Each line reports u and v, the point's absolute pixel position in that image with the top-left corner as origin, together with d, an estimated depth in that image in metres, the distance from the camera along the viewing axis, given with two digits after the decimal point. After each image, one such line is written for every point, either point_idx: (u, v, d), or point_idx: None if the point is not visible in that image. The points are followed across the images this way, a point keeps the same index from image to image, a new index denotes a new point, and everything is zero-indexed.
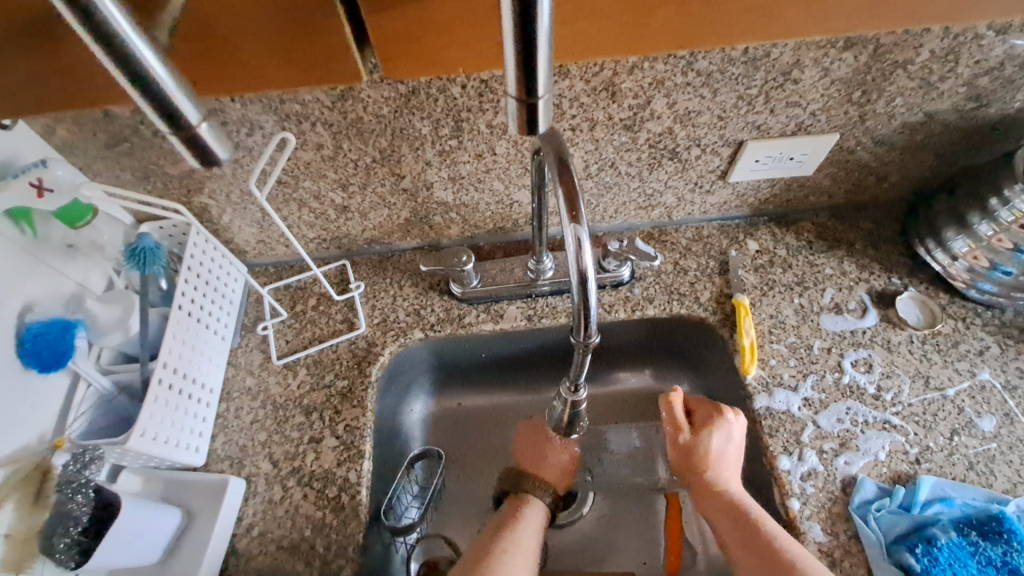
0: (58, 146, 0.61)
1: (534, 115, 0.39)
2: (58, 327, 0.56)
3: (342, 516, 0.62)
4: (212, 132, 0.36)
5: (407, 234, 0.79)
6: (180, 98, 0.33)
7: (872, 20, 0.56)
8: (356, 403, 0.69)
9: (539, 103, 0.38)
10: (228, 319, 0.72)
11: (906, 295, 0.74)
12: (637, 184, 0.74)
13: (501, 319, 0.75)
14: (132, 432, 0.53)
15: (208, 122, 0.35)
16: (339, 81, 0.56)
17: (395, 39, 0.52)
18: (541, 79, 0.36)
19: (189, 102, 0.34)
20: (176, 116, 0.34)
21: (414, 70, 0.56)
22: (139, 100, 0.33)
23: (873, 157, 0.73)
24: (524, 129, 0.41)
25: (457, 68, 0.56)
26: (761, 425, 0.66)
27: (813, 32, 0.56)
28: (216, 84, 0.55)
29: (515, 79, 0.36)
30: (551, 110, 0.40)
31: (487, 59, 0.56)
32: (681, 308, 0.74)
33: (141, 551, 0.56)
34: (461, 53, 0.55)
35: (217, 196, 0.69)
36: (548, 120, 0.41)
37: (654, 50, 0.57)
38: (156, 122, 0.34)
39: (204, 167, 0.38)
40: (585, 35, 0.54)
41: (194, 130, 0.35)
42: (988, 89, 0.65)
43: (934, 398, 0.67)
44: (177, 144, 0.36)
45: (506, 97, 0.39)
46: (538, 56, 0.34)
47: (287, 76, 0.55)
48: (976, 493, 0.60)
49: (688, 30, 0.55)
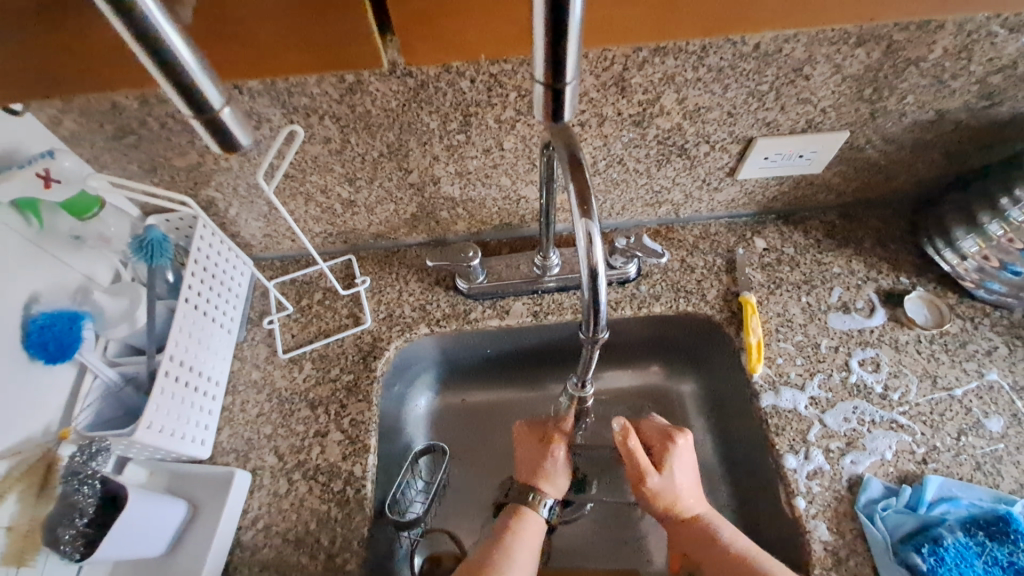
0: (64, 137, 0.61)
1: (561, 103, 0.39)
2: (65, 319, 0.56)
3: (347, 510, 0.62)
4: (234, 116, 0.36)
5: (413, 229, 0.78)
6: (204, 81, 0.33)
7: (890, 13, 0.55)
8: (362, 398, 0.69)
9: (566, 89, 0.38)
10: (234, 312, 0.72)
11: (914, 295, 0.74)
12: (645, 180, 0.73)
13: (507, 315, 0.75)
14: (139, 424, 0.53)
15: (230, 105, 0.36)
16: (354, 67, 0.56)
17: (417, 24, 0.52)
18: (572, 64, 0.36)
19: (212, 87, 0.34)
20: (200, 100, 0.34)
21: (434, 56, 0.55)
22: (162, 81, 0.33)
23: (882, 156, 0.73)
24: (550, 118, 0.41)
25: (479, 53, 0.56)
26: (768, 424, 0.66)
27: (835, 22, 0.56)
28: (227, 67, 0.54)
29: (544, 66, 0.36)
30: (577, 101, 0.40)
31: (506, 45, 0.55)
32: (688, 306, 0.74)
33: (147, 543, 0.56)
34: (482, 37, 0.54)
35: (225, 189, 0.69)
36: (574, 110, 0.41)
37: (679, 36, 0.56)
38: (179, 104, 0.34)
39: (224, 151, 0.38)
40: (611, 22, 0.54)
41: (217, 114, 0.35)
42: (1000, 87, 0.64)
43: (942, 398, 0.67)
44: (197, 126, 0.36)
45: (533, 85, 0.39)
46: (569, 39, 0.34)
47: (299, 62, 0.55)
48: (983, 494, 0.60)
49: (715, 17, 0.54)
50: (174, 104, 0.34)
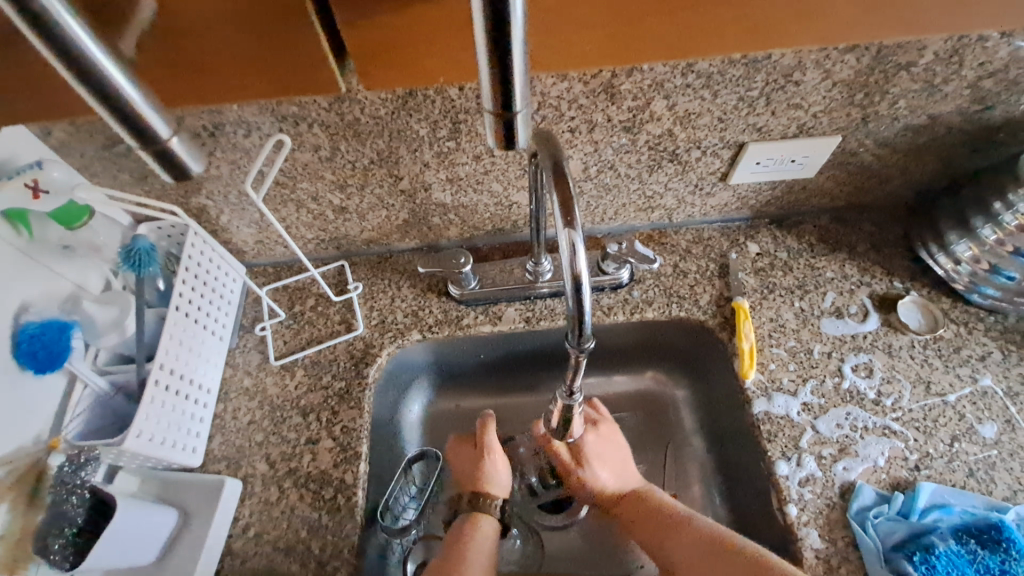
0: (54, 146, 0.61)
1: (513, 131, 0.39)
2: (54, 328, 0.56)
3: (338, 517, 0.62)
4: (183, 145, 0.37)
5: (406, 235, 0.78)
6: (151, 115, 0.34)
7: (861, 28, 0.56)
8: (354, 404, 0.69)
9: (517, 117, 0.38)
10: (226, 319, 0.72)
11: (908, 299, 0.73)
12: (636, 185, 0.73)
13: (499, 321, 0.75)
14: (128, 433, 0.53)
15: (180, 136, 0.37)
16: (316, 92, 0.57)
17: (375, 55, 0.53)
18: (518, 93, 0.36)
19: (159, 119, 0.35)
20: (148, 133, 0.35)
21: (391, 82, 0.56)
22: (108, 118, 0.34)
23: (875, 160, 0.73)
24: (503, 145, 0.41)
25: (437, 79, 0.57)
26: (760, 430, 0.65)
27: (794, 43, 0.57)
28: (195, 94, 0.55)
29: (491, 96, 0.37)
30: (531, 126, 0.40)
31: (464, 70, 0.56)
32: (680, 311, 0.74)
33: (138, 550, 0.56)
34: (439, 65, 0.55)
35: (216, 196, 0.69)
36: (528, 135, 0.41)
37: (634, 60, 0.57)
38: (126, 137, 0.35)
39: (175, 179, 0.39)
40: (567, 47, 0.55)
41: (166, 144, 0.36)
42: (993, 91, 0.64)
43: (935, 403, 0.66)
44: (147, 157, 0.37)
45: (483, 113, 0.39)
46: (513, 65, 0.34)
47: (265, 88, 0.56)
48: (976, 501, 0.60)
49: (670, 40, 0.55)
50: (122, 137, 0.35)
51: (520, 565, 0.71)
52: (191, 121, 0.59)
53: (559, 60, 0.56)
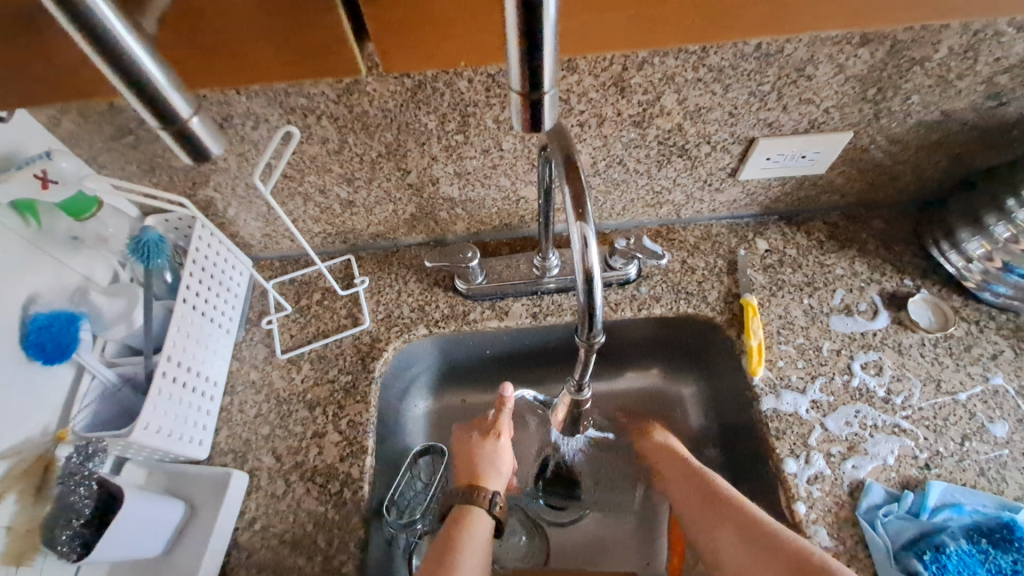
0: (63, 137, 0.61)
1: (539, 113, 0.39)
2: (63, 319, 0.56)
3: (345, 511, 0.62)
4: (203, 125, 0.36)
5: (413, 229, 0.78)
6: (170, 91, 0.33)
7: (879, 14, 0.55)
8: (360, 399, 0.69)
9: (544, 98, 0.37)
10: (232, 312, 0.72)
11: (919, 297, 0.73)
12: (645, 181, 0.73)
13: (506, 316, 0.74)
14: (136, 425, 0.53)
15: (200, 116, 0.36)
16: (335, 74, 0.56)
17: (397, 35, 0.52)
18: (548, 71, 0.36)
19: (180, 97, 0.34)
20: (168, 111, 0.34)
21: (411, 63, 0.55)
22: (130, 98, 0.33)
23: (887, 156, 0.72)
24: (528, 127, 0.40)
25: (458, 60, 0.55)
26: (768, 427, 0.65)
27: (820, 28, 0.55)
28: (205, 76, 0.54)
29: (521, 75, 0.36)
30: (557, 108, 0.39)
31: (485, 53, 0.55)
32: (688, 308, 0.73)
33: (145, 542, 0.56)
34: (461, 45, 0.54)
35: (223, 189, 0.69)
36: (554, 116, 0.40)
37: (663, 43, 0.55)
38: (147, 117, 0.35)
39: (195, 161, 0.38)
40: (592, 28, 0.53)
41: (186, 124, 0.35)
42: (1008, 87, 0.63)
43: (945, 402, 0.66)
44: (167, 138, 0.36)
45: (510, 94, 0.38)
46: (543, 47, 0.34)
47: (279, 68, 0.55)
48: (987, 500, 0.59)
49: (700, 23, 0.54)
50: (142, 116, 0.35)
51: (525, 560, 0.71)
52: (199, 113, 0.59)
53: (580, 43, 0.55)
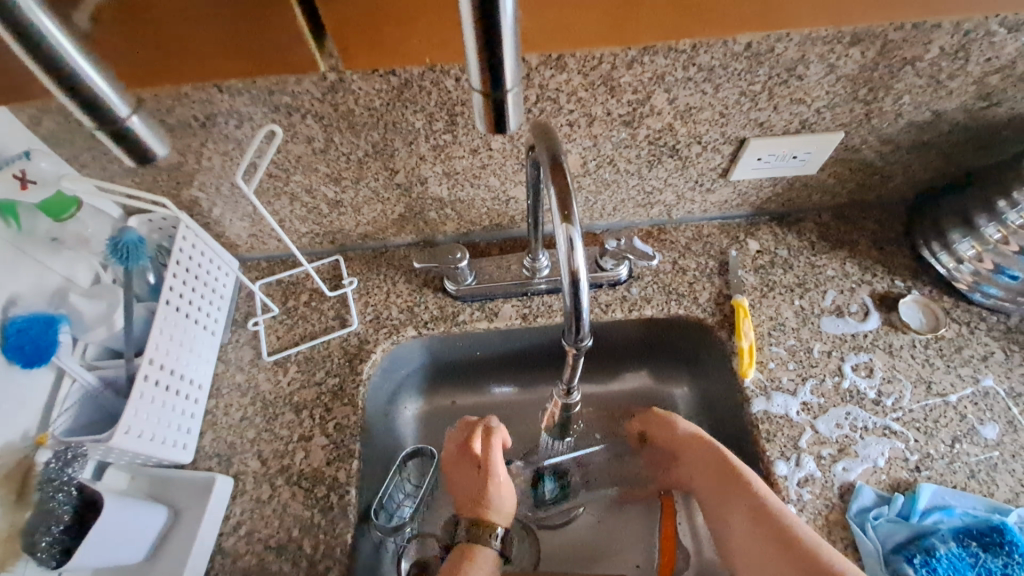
0: (43, 136, 0.60)
1: (502, 113, 0.38)
2: (41, 322, 0.55)
3: (331, 516, 0.61)
4: (145, 126, 0.36)
5: (401, 230, 0.77)
6: (104, 90, 0.33)
7: (868, 11, 0.54)
8: (347, 401, 0.68)
9: (507, 96, 0.36)
10: (218, 314, 0.71)
11: (909, 298, 0.72)
12: (636, 181, 0.72)
13: (496, 318, 0.74)
14: (116, 429, 0.52)
15: (140, 117, 0.36)
16: (296, 70, 0.55)
17: (352, 31, 0.52)
18: (508, 68, 0.35)
19: (115, 96, 0.34)
20: (104, 113, 0.34)
21: (375, 60, 0.54)
22: (65, 100, 0.33)
23: (878, 156, 0.71)
24: (493, 127, 0.39)
25: (423, 58, 0.55)
26: (759, 430, 0.65)
27: (779, 26, 0.55)
28: (162, 74, 0.54)
29: (479, 70, 0.35)
30: (521, 107, 0.38)
31: (446, 49, 0.54)
32: (679, 309, 0.73)
33: (127, 549, 0.55)
34: (426, 41, 0.53)
35: (208, 189, 0.68)
36: (519, 117, 0.39)
37: (635, 40, 0.55)
38: (83, 119, 0.35)
39: (137, 163, 0.38)
40: (560, 24, 0.53)
41: (124, 124, 0.35)
42: (999, 87, 0.63)
43: (936, 404, 0.66)
44: (108, 141, 0.37)
45: (471, 93, 0.37)
46: (501, 47, 0.33)
47: (243, 64, 0.54)
48: (977, 503, 0.59)
49: (670, 19, 0.53)
50: (78, 117, 0.35)
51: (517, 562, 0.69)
52: (182, 112, 0.58)
53: (543, 41, 0.54)
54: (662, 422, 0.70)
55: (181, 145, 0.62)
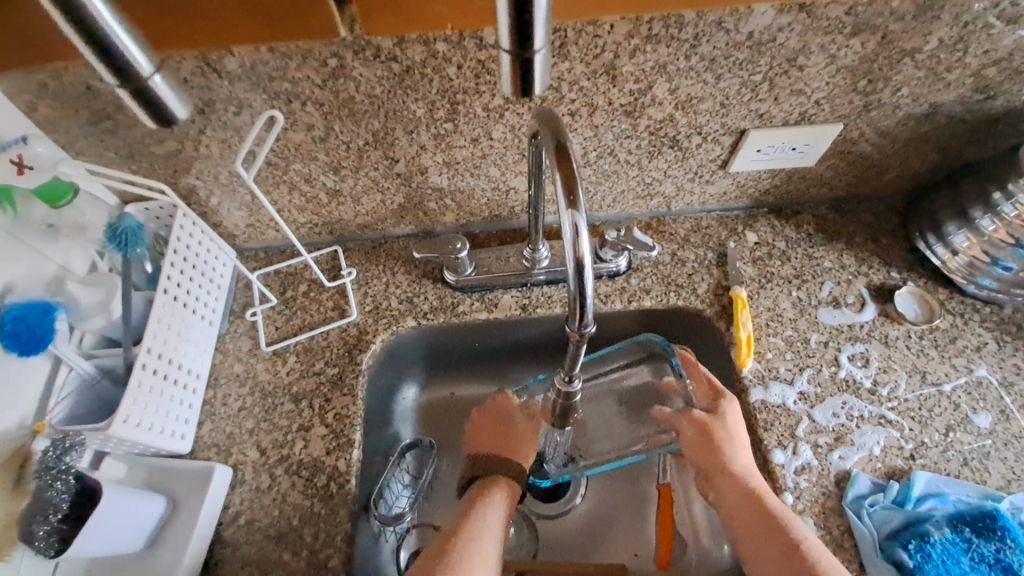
0: (39, 122, 0.59)
1: (530, 74, 0.38)
2: (38, 310, 0.54)
3: (331, 505, 0.61)
4: (166, 86, 0.37)
5: (401, 220, 0.77)
6: (130, 50, 0.33)
7: None
8: (347, 391, 0.68)
9: (535, 58, 0.37)
10: (216, 304, 0.71)
11: (905, 290, 0.73)
12: (636, 172, 0.72)
13: (495, 308, 0.74)
14: (114, 418, 0.52)
15: (161, 76, 0.36)
16: (303, 38, 0.53)
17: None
18: (540, 30, 0.35)
19: (140, 55, 0.34)
20: (128, 71, 0.34)
21: (392, 27, 0.52)
22: (90, 57, 0.33)
23: (875, 149, 0.72)
24: (519, 92, 0.39)
25: (444, 24, 0.53)
26: (757, 419, 0.65)
27: (808, 3, 0.54)
28: (180, 39, 0.52)
29: (510, 30, 0.35)
30: (547, 70, 0.38)
31: (471, 14, 0.52)
32: (678, 300, 0.73)
33: (126, 538, 0.55)
34: (448, 7, 0.51)
35: (205, 177, 0.67)
36: (544, 81, 0.39)
37: (662, 8, 0.53)
38: (106, 77, 0.35)
39: (157, 124, 0.39)
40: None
41: (148, 84, 0.35)
42: (995, 80, 0.64)
43: (930, 393, 0.66)
44: (130, 101, 0.37)
45: (500, 53, 0.37)
46: (534, 14, 0.34)
47: (244, 32, 0.52)
48: (970, 490, 0.60)
49: None
50: (100, 74, 0.35)
51: (514, 552, 0.71)
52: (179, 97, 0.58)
53: (572, 7, 0.52)
54: (698, 435, 0.63)
55: (179, 133, 0.61)
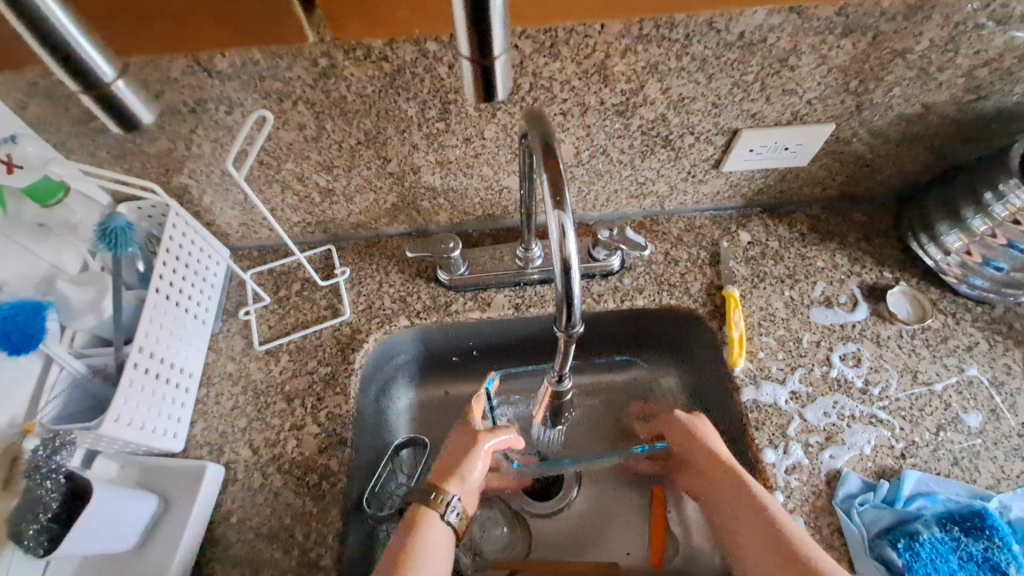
0: (30, 121, 0.59)
1: (492, 80, 0.38)
2: (28, 309, 0.54)
3: (322, 504, 0.61)
4: (130, 91, 0.36)
5: (394, 219, 0.77)
6: (89, 52, 0.33)
7: None
8: (339, 390, 0.68)
9: (495, 64, 0.36)
10: (208, 302, 0.71)
11: (897, 290, 0.73)
12: (629, 171, 0.72)
13: (488, 307, 0.74)
14: (105, 417, 0.52)
15: (125, 81, 0.36)
16: (274, 42, 0.53)
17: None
18: (497, 36, 0.35)
19: (100, 59, 0.34)
20: (88, 74, 0.34)
21: (363, 31, 0.53)
22: (50, 62, 0.33)
23: (868, 149, 0.72)
24: (481, 97, 0.39)
25: (412, 28, 0.53)
26: (749, 418, 0.65)
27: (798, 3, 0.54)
28: (150, 42, 0.52)
29: (467, 37, 0.35)
30: (509, 76, 0.38)
31: (439, 18, 0.52)
32: (671, 299, 0.73)
33: (116, 537, 0.55)
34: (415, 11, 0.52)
35: (198, 176, 0.67)
36: (507, 87, 0.39)
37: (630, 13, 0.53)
38: (66, 81, 0.34)
39: (122, 130, 0.38)
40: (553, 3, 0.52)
41: (110, 89, 0.35)
42: (987, 80, 0.64)
43: (921, 393, 0.67)
44: (94, 107, 0.36)
45: (460, 60, 0.37)
46: (491, 21, 0.34)
47: (219, 34, 0.52)
48: (960, 489, 0.60)
49: None
50: (62, 80, 0.34)
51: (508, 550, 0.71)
52: (170, 96, 0.58)
53: (539, 13, 0.53)
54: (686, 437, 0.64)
55: (171, 131, 0.61)
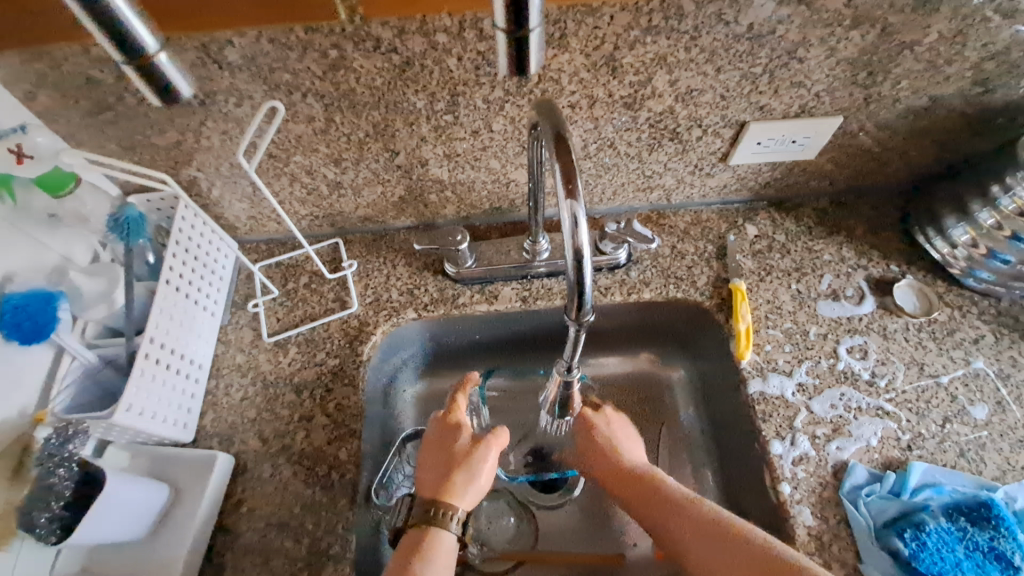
0: (40, 113, 0.60)
1: (525, 50, 0.38)
2: (40, 299, 0.54)
3: (332, 494, 0.62)
4: (171, 64, 0.37)
5: (401, 213, 0.77)
6: (137, 26, 0.34)
7: None
8: (347, 382, 0.68)
9: (530, 36, 0.37)
10: (217, 295, 0.71)
11: (904, 283, 0.73)
12: (636, 165, 0.72)
13: (495, 300, 0.74)
14: (118, 406, 0.52)
15: (166, 53, 0.36)
16: (300, 20, 0.52)
17: None
18: (533, 11, 0.35)
19: (145, 32, 0.34)
20: (134, 46, 0.34)
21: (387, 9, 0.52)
22: (97, 35, 0.34)
23: (875, 142, 0.72)
24: (514, 70, 0.40)
25: (441, 7, 0.52)
26: (755, 410, 0.66)
27: None
28: (169, 21, 0.52)
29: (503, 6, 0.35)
30: (541, 50, 0.39)
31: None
32: (677, 292, 0.74)
33: (129, 525, 0.55)
34: None
35: (207, 168, 0.67)
36: (539, 61, 0.39)
37: None
38: (113, 55, 0.35)
39: (161, 102, 0.39)
40: None
41: (153, 62, 0.36)
42: (994, 74, 0.64)
43: (928, 385, 0.67)
44: (137, 80, 0.37)
45: (495, 32, 0.38)
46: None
47: (242, 13, 0.52)
48: (966, 480, 0.60)
49: None
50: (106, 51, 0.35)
51: (514, 542, 0.72)
52: None
53: None
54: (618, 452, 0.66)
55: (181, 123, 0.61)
